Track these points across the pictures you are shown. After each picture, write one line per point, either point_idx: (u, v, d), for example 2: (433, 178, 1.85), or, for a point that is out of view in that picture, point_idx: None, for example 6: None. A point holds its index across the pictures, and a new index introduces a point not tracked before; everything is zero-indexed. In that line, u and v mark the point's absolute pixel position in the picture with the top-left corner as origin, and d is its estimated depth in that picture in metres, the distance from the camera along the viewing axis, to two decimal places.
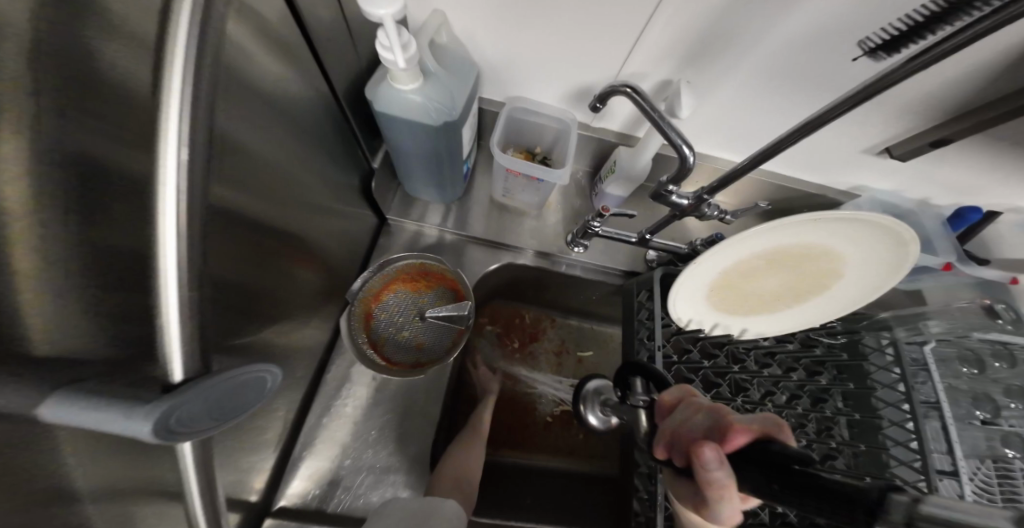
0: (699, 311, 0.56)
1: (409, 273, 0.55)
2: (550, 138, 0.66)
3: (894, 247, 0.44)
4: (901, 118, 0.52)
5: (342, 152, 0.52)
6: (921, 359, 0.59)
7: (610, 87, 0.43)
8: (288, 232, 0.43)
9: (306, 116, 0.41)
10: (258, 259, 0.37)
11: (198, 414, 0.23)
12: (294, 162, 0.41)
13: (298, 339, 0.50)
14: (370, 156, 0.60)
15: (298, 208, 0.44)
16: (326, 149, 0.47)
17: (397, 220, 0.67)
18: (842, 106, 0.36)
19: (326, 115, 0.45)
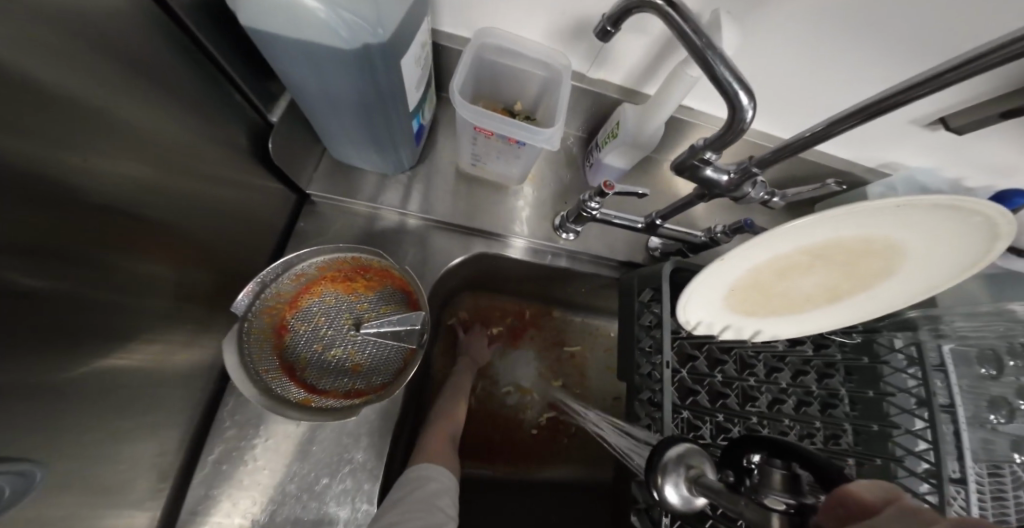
0: (714, 317, 0.45)
1: (337, 271, 0.41)
2: (532, 91, 0.51)
3: (975, 232, 0.34)
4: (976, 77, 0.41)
5: (204, 88, 0.34)
6: (935, 362, 0.50)
7: (631, 1, 0.29)
8: (120, 216, 0.27)
9: (116, 16, 0.24)
10: (21, 267, 0.21)
11: None
12: (108, 99, 0.25)
13: (162, 368, 0.34)
14: (264, 106, 0.43)
15: (134, 178, 0.27)
16: (172, 83, 0.30)
17: (329, 195, 0.50)
18: (918, 91, 0.25)
19: (159, 25, 0.28)
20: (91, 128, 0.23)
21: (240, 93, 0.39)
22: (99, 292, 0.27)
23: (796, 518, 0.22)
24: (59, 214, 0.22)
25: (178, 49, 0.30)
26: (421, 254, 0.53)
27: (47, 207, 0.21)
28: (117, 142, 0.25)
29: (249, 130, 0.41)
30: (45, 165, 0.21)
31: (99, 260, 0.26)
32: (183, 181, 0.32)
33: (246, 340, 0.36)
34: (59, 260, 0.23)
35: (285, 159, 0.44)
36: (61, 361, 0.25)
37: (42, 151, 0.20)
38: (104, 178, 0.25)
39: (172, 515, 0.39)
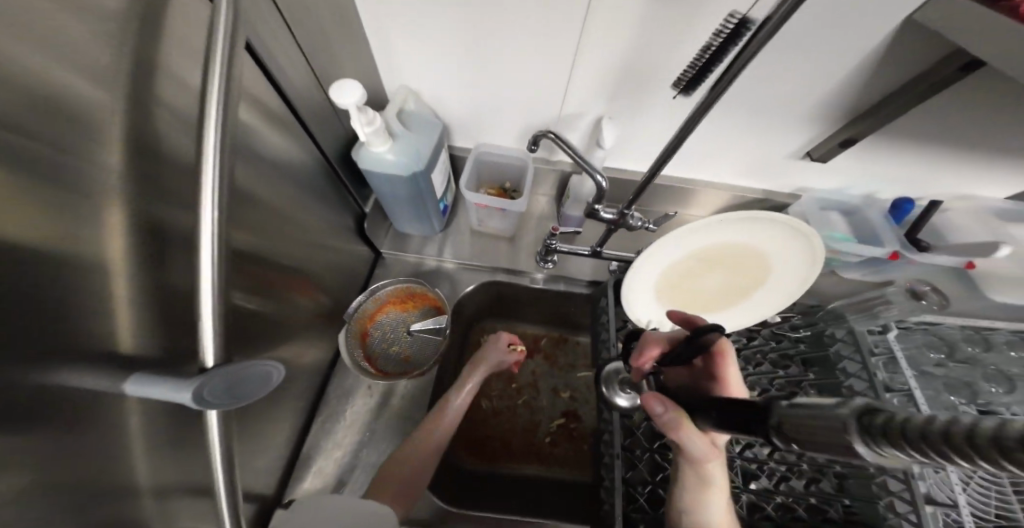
0: (655, 313, 0.62)
1: (398, 296, 0.66)
2: (516, 174, 0.77)
3: (801, 235, 0.51)
4: (810, 122, 0.60)
5: (339, 198, 0.64)
6: (874, 346, 0.60)
7: (535, 135, 0.54)
8: (296, 265, 0.55)
9: (310, 170, 0.54)
10: (262, 286, 0.48)
11: (215, 392, 0.33)
12: (300, 208, 0.53)
13: (303, 351, 0.60)
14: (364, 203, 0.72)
15: (301, 249, 0.55)
16: (324, 199, 0.59)
17: (392, 251, 0.78)
18: (694, 115, 0.36)
19: (322, 174, 0.57)
20: (290, 224, 0.51)
21: (354, 200, 0.69)
22: (285, 299, 0.53)
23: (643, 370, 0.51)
24: (275, 263, 0.50)
25: (330, 182, 0.60)
26: (451, 286, 0.77)
27: (269, 260, 0.48)
28: (299, 230, 0.54)
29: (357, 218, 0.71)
30: (276, 241, 0.49)
31: (285, 284, 0.53)
32: (320, 248, 0.60)
33: (348, 337, 0.62)
34: (273, 283, 0.50)
35: (369, 231, 0.73)
36: (269, 333, 0.51)
37: (272, 239, 0.48)
38: (292, 246, 0.53)
39: (296, 457, 0.60)
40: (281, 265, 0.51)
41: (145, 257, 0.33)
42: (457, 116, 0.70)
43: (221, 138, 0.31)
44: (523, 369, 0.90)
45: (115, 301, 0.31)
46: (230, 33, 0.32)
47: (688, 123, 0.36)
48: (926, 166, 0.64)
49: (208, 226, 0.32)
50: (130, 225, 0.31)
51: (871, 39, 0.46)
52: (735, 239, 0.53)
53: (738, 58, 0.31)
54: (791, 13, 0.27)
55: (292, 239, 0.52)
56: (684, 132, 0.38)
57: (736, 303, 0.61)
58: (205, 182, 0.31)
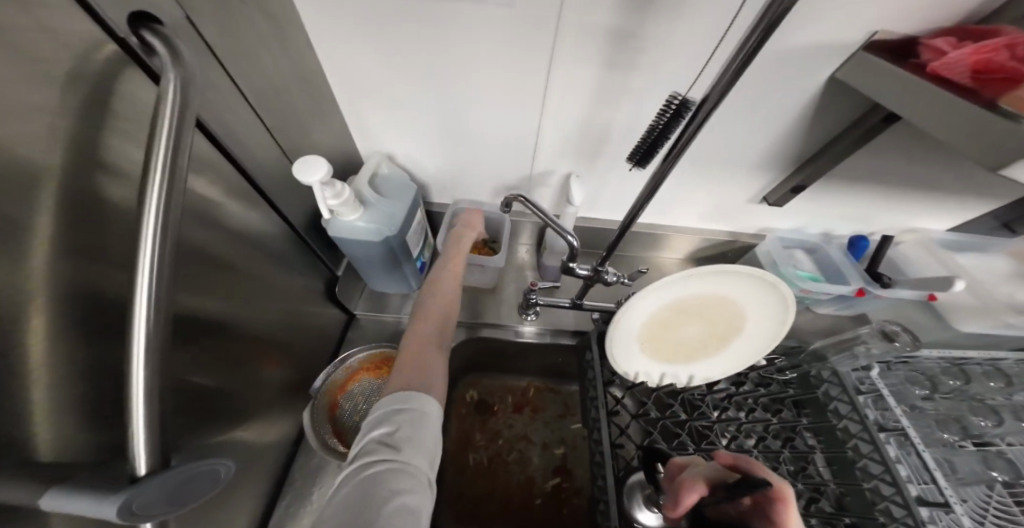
0: (637, 364, 0.61)
1: (371, 362, 0.62)
2: (493, 228, 0.78)
3: (769, 286, 0.52)
4: (763, 170, 0.64)
5: (309, 263, 0.62)
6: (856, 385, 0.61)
7: (506, 200, 0.56)
8: (260, 338, 0.51)
9: (277, 237, 0.52)
10: (218, 366, 0.44)
11: (154, 501, 0.28)
12: (266, 278, 0.51)
13: (262, 432, 0.54)
14: (335, 265, 0.70)
15: (267, 321, 0.52)
16: (294, 266, 0.57)
17: (367, 311, 0.76)
18: (665, 166, 0.37)
19: (290, 241, 0.55)
20: (254, 297, 0.48)
21: (325, 264, 0.67)
22: (246, 377, 0.49)
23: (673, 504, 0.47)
24: (236, 340, 0.46)
25: (299, 249, 0.58)
26: None
27: (230, 336, 0.45)
28: (265, 301, 0.51)
29: (330, 280, 0.69)
30: (236, 316, 0.46)
31: (247, 360, 0.49)
32: (288, 317, 0.57)
33: (314, 409, 0.56)
34: (232, 361, 0.46)
35: (343, 293, 0.71)
36: (225, 418, 0.46)
37: (234, 310, 0.45)
38: (256, 320, 0.49)
39: None
40: (244, 340, 0.48)
41: (75, 339, 0.30)
42: (431, 175, 0.72)
43: (165, 217, 0.28)
44: (509, 424, 0.84)
45: (31, 402, 0.27)
46: (179, 112, 0.28)
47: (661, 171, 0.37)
48: (872, 204, 0.68)
49: (143, 308, 0.28)
50: (54, 319, 0.28)
51: (800, 99, 0.51)
52: (706, 290, 0.54)
53: (687, 126, 0.32)
54: (733, 83, 0.29)
55: (257, 312, 0.49)
56: (659, 178, 0.38)
57: (719, 352, 0.61)
58: (142, 262, 0.28)
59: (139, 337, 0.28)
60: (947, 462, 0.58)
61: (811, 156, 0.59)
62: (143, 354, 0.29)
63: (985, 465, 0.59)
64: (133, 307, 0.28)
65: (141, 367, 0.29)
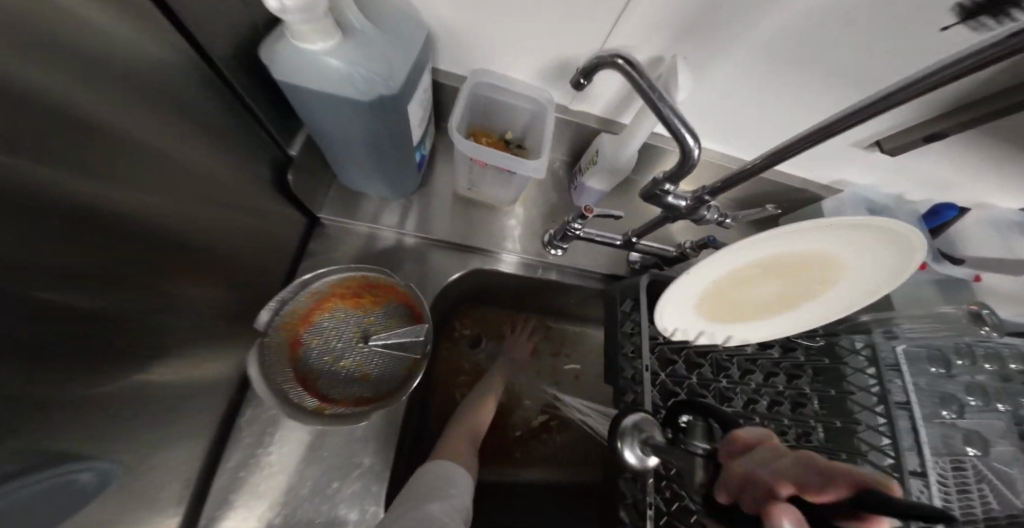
0: (686, 323, 0.50)
1: (348, 288, 0.44)
2: (522, 122, 0.56)
3: (898, 244, 0.40)
4: (906, 107, 0.48)
5: (240, 125, 0.38)
6: (890, 362, 0.54)
7: (591, 62, 0.34)
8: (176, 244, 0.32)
9: (176, 76, 0.29)
10: (84, 297, 0.24)
11: None
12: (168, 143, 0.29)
13: (191, 375, 0.38)
14: (285, 142, 0.46)
15: (193, 210, 0.33)
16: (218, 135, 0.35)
17: (335, 217, 0.55)
18: (799, 144, 0.34)
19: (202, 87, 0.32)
20: (123, 156, 0.25)
21: (267, 131, 0.43)
22: (144, 310, 0.30)
23: (710, 458, 0.26)
24: (106, 243, 0.25)
25: (213, 95, 0.33)
26: (423, 270, 0.57)
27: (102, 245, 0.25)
28: (157, 171, 0.28)
29: (276, 165, 0.46)
30: (90, 187, 0.23)
31: (137, 280, 0.29)
32: (216, 208, 0.35)
33: (265, 351, 0.40)
34: (117, 276, 0.27)
35: (297, 187, 0.49)
36: (119, 370, 0.29)
37: (84, 180, 0.22)
38: (151, 205, 0.28)
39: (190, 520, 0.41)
40: (117, 239, 0.26)
41: None
42: (445, 23, 0.46)
43: None
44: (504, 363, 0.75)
45: None
46: None
47: (794, 147, 0.34)
48: (977, 171, 0.58)
49: None
50: None
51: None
52: (813, 244, 0.41)
53: (925, 72, 0.26)
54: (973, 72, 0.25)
55: (146, 191, 0.27)
56: (784, 155, 0.36)
57: (776, 317, 0.51)
58: None
59: None
60: (941, 440, 0.51)
61: (981, 99, 0.44)
62: None
63: (963, 439, 0.52)
64: None
65: None
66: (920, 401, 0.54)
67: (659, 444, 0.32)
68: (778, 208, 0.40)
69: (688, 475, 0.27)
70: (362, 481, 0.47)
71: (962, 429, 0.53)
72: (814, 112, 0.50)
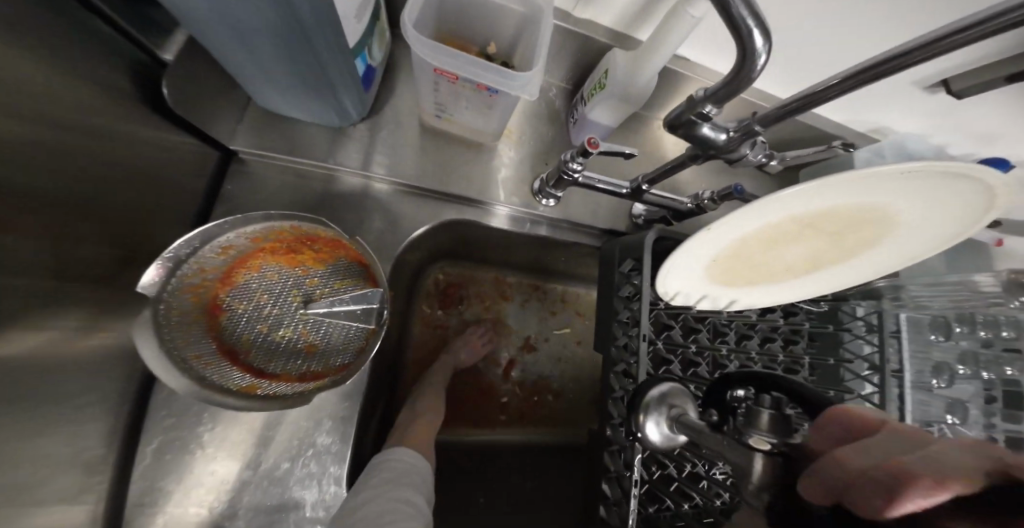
0: (692, 287, 0.44)
1: (279, 241, 0.35)
2: (508, 29, 0.43)
3: (971, 203, 0.33)
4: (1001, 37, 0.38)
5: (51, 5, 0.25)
6: (892, 328, 0.49)
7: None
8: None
9: None
10: None
11: None
12: None
13: (62, 358, 0.29)
14: (154, 44, 0.34)
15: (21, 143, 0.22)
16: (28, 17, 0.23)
17: (267, 151, 0.43)
18: (833, 92, 0.26)
19: None
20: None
21: (104, 20, 0.30)
22: None
23: (780, 458, 0.19)
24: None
25: None
26: (386, 221, 0.47)
27: None
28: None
29: (130, 69, 0.33)
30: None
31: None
32: (53, 128, 0.25)
33: (168, 324, 0.30)
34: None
35: (183, 106, 0.36)
36: None
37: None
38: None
39: (115, 512, 0.36)
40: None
41: None
42: None
43: None
44: (487, 324, 0.68)
45: None
46: None
47: (828, 94, 0.26)
48: None
49: None
50: None
51: None
52: (867, 197, 0.34)
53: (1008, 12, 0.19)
54: None
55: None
56: (812, 103, 0.28)
57: (794, 282, 0.45)
58: None
59: None
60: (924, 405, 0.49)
61: None
62: None
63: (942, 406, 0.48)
64: None
65: None
66: (910, 367, 0.49)
67: (694, 425, 0.27)
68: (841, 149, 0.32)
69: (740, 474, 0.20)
70: (321, 459, 0.42)
71: (944, 397, 0.49)
72: (879, 33, 0.39)
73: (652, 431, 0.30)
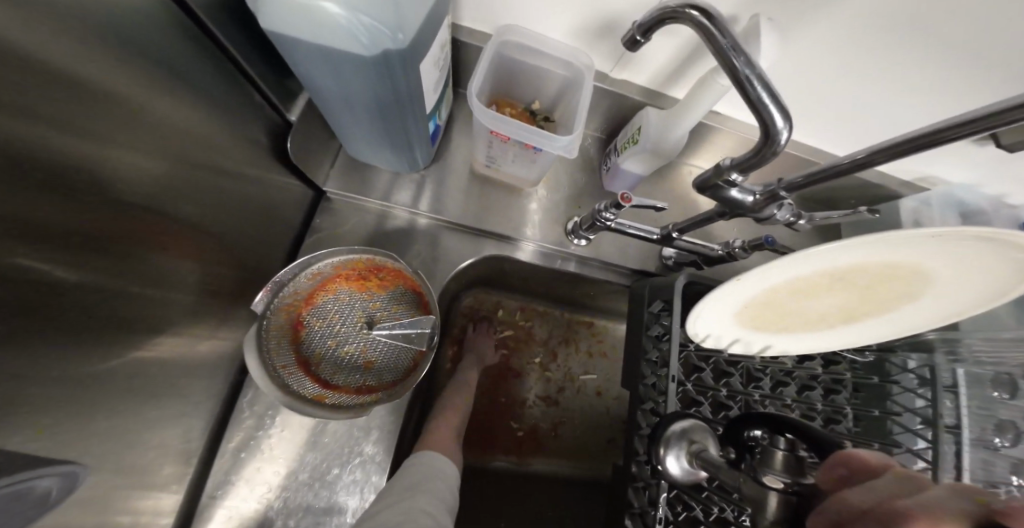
0: (723, 330, 0.45)
1: (353, 271, 0.41)
2: (552, 91, 0.49)
3: (1010, 263, 0.33)
4: None
5: (218, 81, 0.34)
6: (947, 382, 0.47)
7: (667, 10, 0.27)
8: (159, 217, 0.30)
9: (138, 32, 0.25)
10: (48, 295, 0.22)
11: None
12: (141, 111, 0.26)
13: (181, 357, 0.36)
14: (284, 106, 0.44)
15: (175, 184, 0.30)
16: (199, 100, 0.31)
17: (342, 192, 0.51)
18: (881, 156, 0.27)
19: (181, 50, 0.28)
20: (85, 120, 0.22)
21: (261, 93, 0.40)
22: (119, 287, 0.28)
23: (795, 497, 0.23)
24: (70, 203, 0.22)
25: (195, 57, 0.30)
26: (433, 254, 0.53)
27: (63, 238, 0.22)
28: (127, 129, 0.25)
29: None
30: (31, 131, 0.19)
31: (118, 248, 0.27)
32: (203, 176, 0.33)
33: (265, 336, 0.37)
34: (76, 245, 0.24)
35: (301, 155, 0.45)
36: (105, 351, 0.28)
37: (28, 129, 0.19)
38: (123, 170, 0.25)
39: (191, 500, 0.42)
40: (93, 212, 0.24)
41: None
42: None
43: None
44: (517, 353, 0.71)
45: None
46: None
47: (877, 159, 0.28)
48: None
49: None
50: None
51: None
52: (896, 255, 0.35)
53: None
54: None
55: (104, 148, 0.24)
56: (863, 166, 0.29)
57: (831, 333, 0.45)
58: None
59: None
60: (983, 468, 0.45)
61: None
62: None
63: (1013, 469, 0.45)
64: None
65: None
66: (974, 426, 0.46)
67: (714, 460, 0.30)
68: (870, 209, 0.33)
69: (756, 506, 0.24)
70: (363, 467, 0.46)
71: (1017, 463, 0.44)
72: (915, 92, 0.40)
73: (672, 463, 0.34)
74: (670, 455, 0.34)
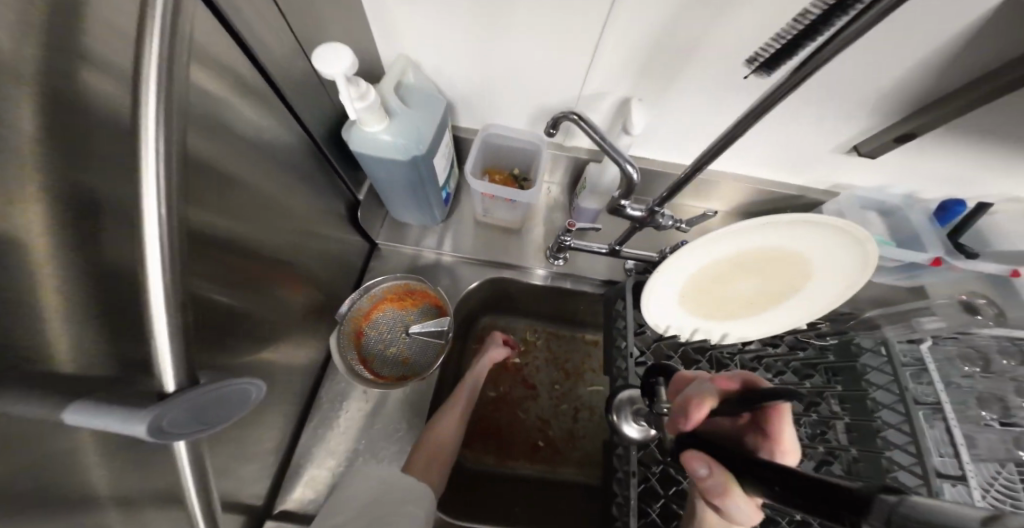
0: (674, 318, 0.57)
1: (395, 293, 0.59)
2: (525, 159, 0.70)
3: (857, 242, 0.45)
4: (870, 111, 0.50)
5: (321, 179, 0.56)
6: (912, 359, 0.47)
7: (557, 116, 0.48)
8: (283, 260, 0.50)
9: (288, 150, 0.47)
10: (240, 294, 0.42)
11: (184, 421, 0.25)
12: (283, 195, 0.47)
13: (286, 353, 0.55)
14: (355, 188, 0.66)
15: (293, 239, 0.51)
16: (311, 186, 0.53)
17: (387, 243, 0.72)
18: (739, 128, 0.34)
19: (307, 160, 0.51)
20: (260, 197, 0.43)
21: (343, 183, 0.63)
22: (264, 298, 0.47)
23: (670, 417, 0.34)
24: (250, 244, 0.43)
25: (313, 164, 0.53)
26: (450, 281, 0.71)
27: (252, 258, 0.43)
28: (275, 209, 0.46)
29: None
30: (242, 203, 0.40)
31: (264, 273, 0.47)
32: (306, 234, 0.54)
33: (340, 339, 0.55)
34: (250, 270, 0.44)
35: (362, 219, 0.67)
36: (253, 336, 0.47)
37: (241, 205, 0.40)
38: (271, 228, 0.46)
39: (285, 463, 0.58)
40: (257, 250, 0.44)
41: (105, 273, 0.27)
42: (458, 87, 0.61)
43: (168, 143, 0.23)
44: (527, 367, 0.84)
45: (72, 353, 0.26)
46: None
47: (736, 130, 0.34)
48: (981, 170, 0.57)
49: (154, 260, 0.24)
50: (75, 259, 0.25)
51: (943, 38, 0.40)
52: (774, 245, 0.47)
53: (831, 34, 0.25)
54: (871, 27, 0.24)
55: (267, 220, 0.45)
56: (730, 141, 0.36)
57: (762, 312, 0.56)
58: (145, 182, 0.23)
59: (154, 276, 0.24)
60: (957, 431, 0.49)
61: (939, 99, 0.46)
62: (165, 297, 0.25)
63: None
64: (145, 255, 0.24)
65: (163, 326, 0.25)
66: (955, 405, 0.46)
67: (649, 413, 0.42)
68: (706, 212, 0.51)
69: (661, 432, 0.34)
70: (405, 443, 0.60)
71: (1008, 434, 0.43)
72: (780, 125, 0.55)
73: (626, 428, 0.46)
74: (622, 422, 0.46)
